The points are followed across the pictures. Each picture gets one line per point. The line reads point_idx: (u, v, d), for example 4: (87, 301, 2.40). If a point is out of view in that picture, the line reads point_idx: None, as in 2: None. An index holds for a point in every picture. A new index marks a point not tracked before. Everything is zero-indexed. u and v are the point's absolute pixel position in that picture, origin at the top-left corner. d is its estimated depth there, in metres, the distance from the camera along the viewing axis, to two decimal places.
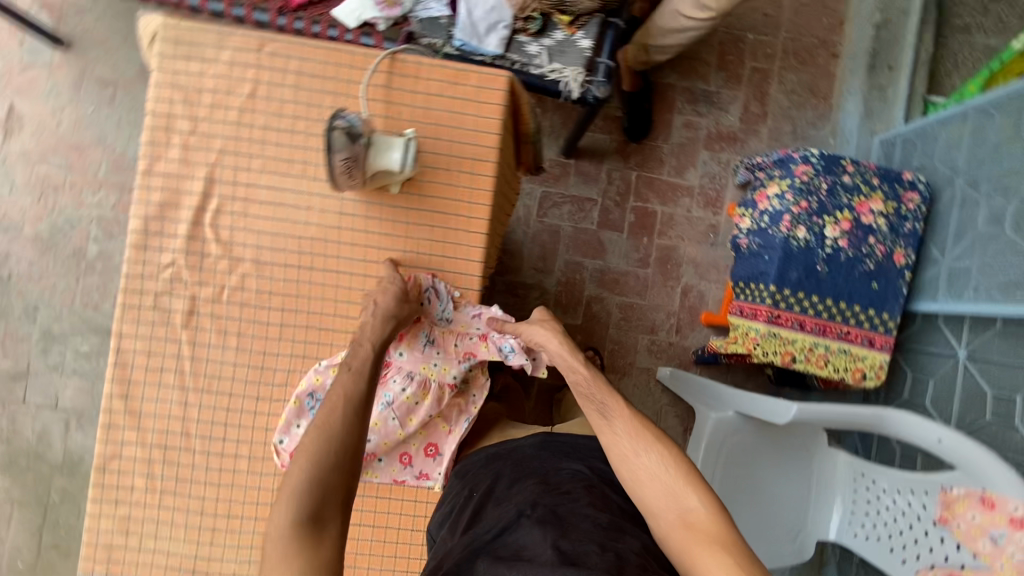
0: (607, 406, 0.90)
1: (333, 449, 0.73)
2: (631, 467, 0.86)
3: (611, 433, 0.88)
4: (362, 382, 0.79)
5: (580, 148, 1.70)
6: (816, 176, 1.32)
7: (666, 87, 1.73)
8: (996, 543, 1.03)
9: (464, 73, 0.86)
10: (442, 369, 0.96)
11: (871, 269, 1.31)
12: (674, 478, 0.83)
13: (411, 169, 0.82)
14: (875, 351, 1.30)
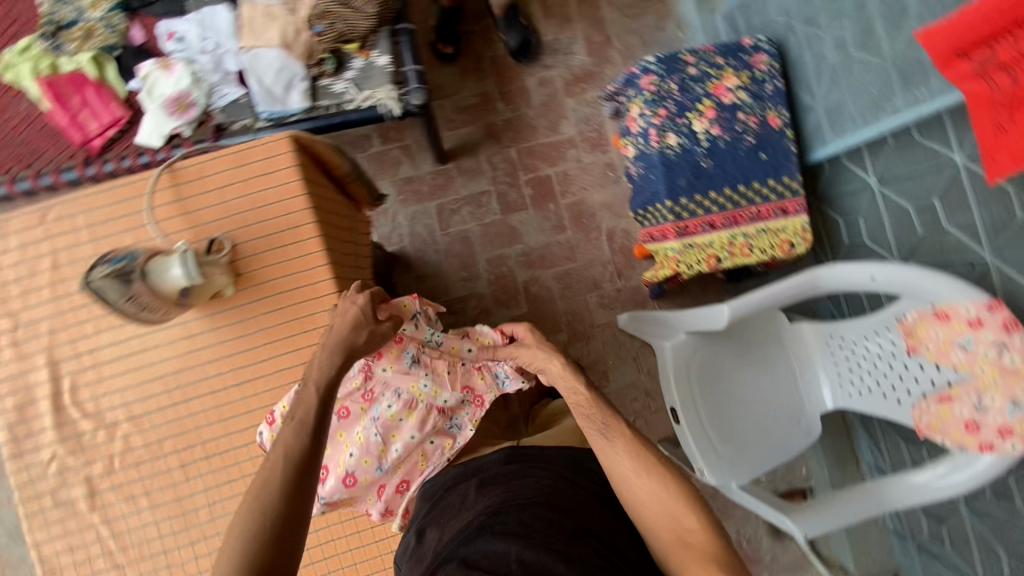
0: (608, 427, 0.97)
1: (273, 507, 0.72)
2: (627, 489, 0.93)
3: (611, 449, 0.95)
4: (304, 435, 0.76)
5: (452, 150, 1.68)
6: (662, 80, 1.30)
7: (506, 56, 1.70)
8: (967, 350, 1.03)
9: (245, 152, 0.83)
10: (431, 392, 1.12)
11: (753, 142, 1.28)
12: (672, 499, 0.90)
13: (200, 276, 0.76)
14: (791, 218, 1.29)
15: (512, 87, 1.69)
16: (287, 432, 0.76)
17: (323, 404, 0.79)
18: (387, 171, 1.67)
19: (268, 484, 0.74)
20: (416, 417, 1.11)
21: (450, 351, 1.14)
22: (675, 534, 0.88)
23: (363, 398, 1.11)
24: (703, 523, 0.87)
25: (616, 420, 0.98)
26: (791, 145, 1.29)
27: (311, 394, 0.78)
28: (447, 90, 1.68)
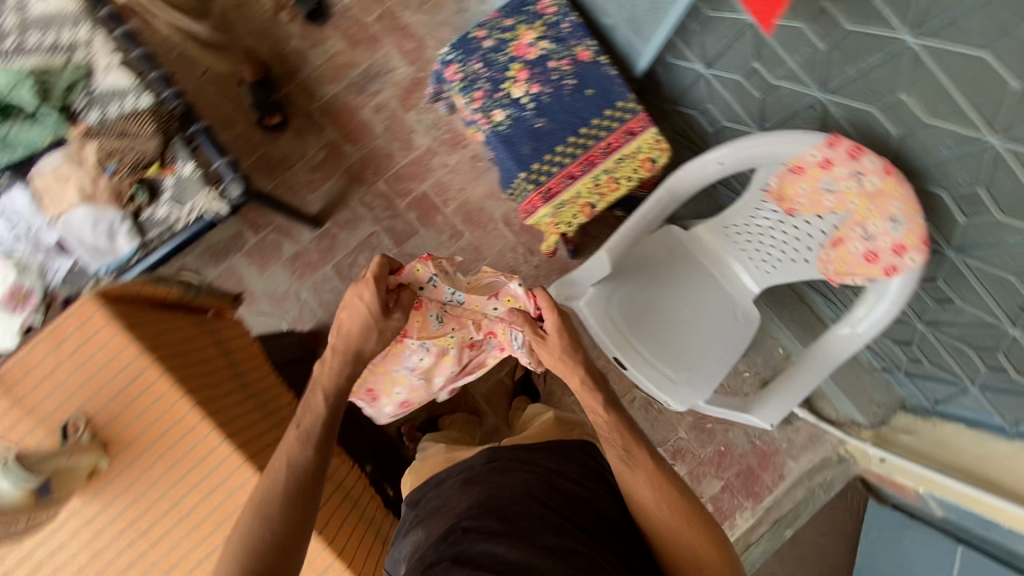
0: (631, 451, 0.91)
1: (284, 511, 0.77)
2: (645, 517, 0.89)
3: (633, 479, 0.89)
4: (310, 448, 0.82)
5: (325, 209, 1.66)
6: (466, 65, 1.29)
7: (334, 100, 1.68)
8: (832, 191, 1.02)
9: (58, 330, 0.83)
10: (458, 338, 1.15)
11: (573, 84, 1.28)
12: (692, 527, 0.86)
13: (36, 476, 0.75)
14: (641, 136, 1.28)
15: (352, 125, 1.68)
16: (291, 443, 0.83)
17: (329, 415, 0.87)
18: (273, 256, 1.65)
19: (273, 489, 0.79)
20: (451, 359, 1.18)
21: (472, 306, 1.11)
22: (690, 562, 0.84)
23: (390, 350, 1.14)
24: (721, 553, 0.85)
25: (638, 447, 0.92)
26: (610, 70, 1.29)
27: (315, 406, 0.87)
28: (294, 155, 1.66)
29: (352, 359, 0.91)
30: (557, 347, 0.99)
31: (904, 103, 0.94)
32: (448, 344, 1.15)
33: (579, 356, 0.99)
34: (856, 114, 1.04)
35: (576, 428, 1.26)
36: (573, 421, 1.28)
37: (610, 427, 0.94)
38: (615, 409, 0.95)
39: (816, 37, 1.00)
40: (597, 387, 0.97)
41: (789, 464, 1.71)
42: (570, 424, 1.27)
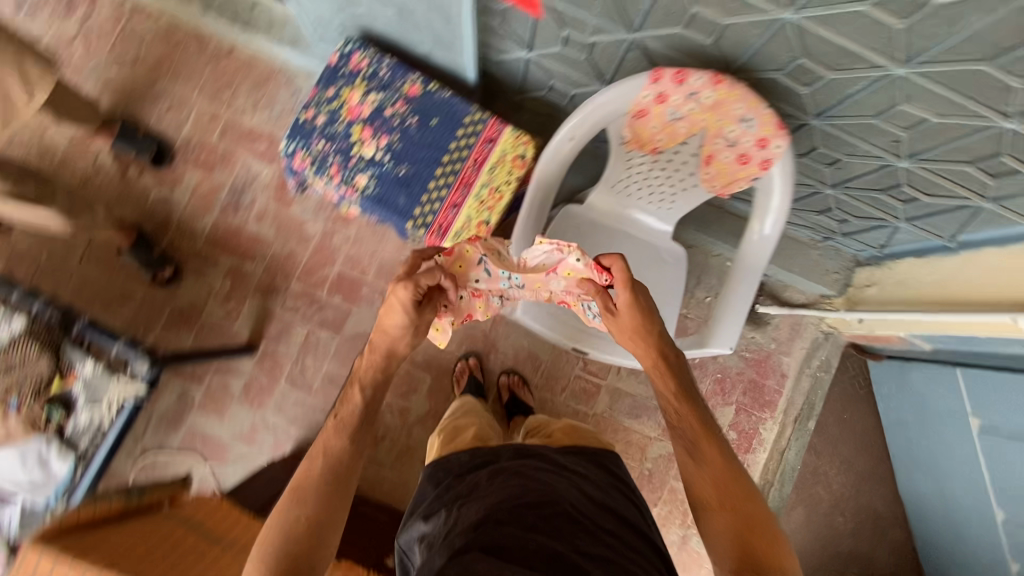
0: (698, 446, 0.94)
1: (320, 487, 0.86)
2: (708, 517, 0.87)
3: (703, 474, 0.90)
4: (341, 438, 0.93)
5: (255, 329, 1.65)
6: (309, 148, 1.28)
7: (216, 227, 1.67)
8: (678, 117, 1.03)
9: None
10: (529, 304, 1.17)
11: (417, 121, 1.29)
12: (749, 527, 0.84)
13: None
14: (501, 139, 1.30)
15: (245, 243, 1.67)
16: (331, 433, 0.93)
17: (363, 410, 0.97)
18: (226, 398, 1.62)
19: (314, 473, 0.88)
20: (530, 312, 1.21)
21: (534, 286, 1.09)
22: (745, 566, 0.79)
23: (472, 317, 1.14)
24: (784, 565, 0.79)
25: (707, 444, 0.94)
26: (444, 92, 1.29)
27: (353, 401, 0.98)
28: (202, 295, 1.65)
29: (386, 360, 1.02)
30: (626, 329, 1.05)
31: (700, 15, 0.96)
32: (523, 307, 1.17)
33: (651, 334, 1.03)
34: (670, 39, 1.05)
35: (593, 434, 1.20)
36: (592, 430, 1.22)
37: (685, 421, 0.97)
38: (690, 403, 0.99)
39: None
40: (667, 379, 1.03)
41: (786, 360, 1.70)
42: (587, 430, 1.22)
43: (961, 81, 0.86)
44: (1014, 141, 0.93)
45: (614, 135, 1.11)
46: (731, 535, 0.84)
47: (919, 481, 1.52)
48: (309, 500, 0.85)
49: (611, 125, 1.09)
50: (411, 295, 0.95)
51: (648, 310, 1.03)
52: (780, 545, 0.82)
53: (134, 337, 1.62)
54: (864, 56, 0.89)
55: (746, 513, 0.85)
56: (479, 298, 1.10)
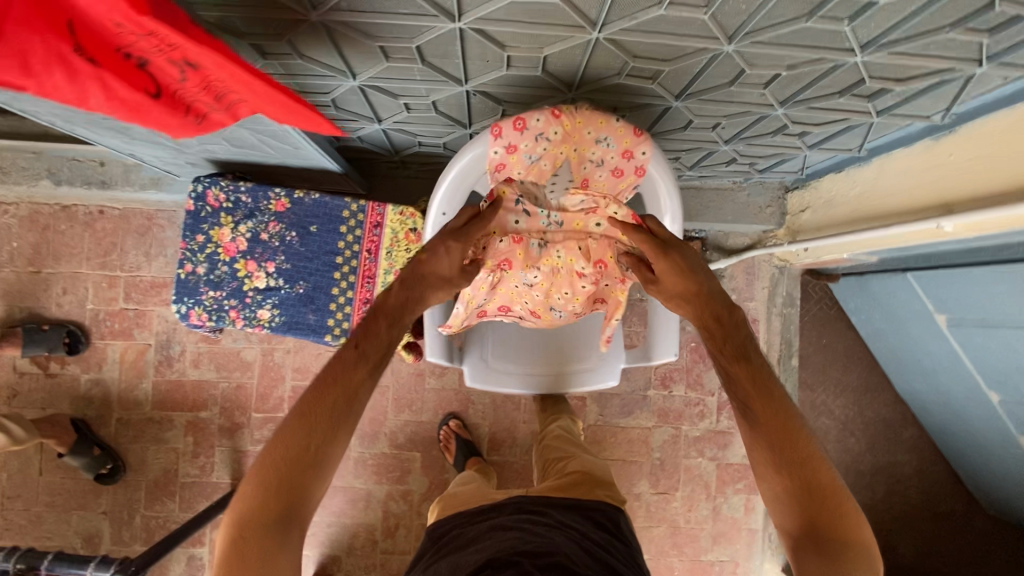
0: (753, 407, 0.84)
1: (323, 415, 0.78)
2: (767, 479, 0.82)
3: (764, 438, 0.82)
4: (358, 362, 0.81)
5: (235, 472, 1.62)
6: (200, 302, 1.22)
7: (157, 389, 1.62)
8: (535, 160, 0.97)
9: None
10: (567, 263, 1.08)
11: (297, 233, 1.23)
12: (819, 493, 0.79)
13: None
14: (387, 221, 1.24)
15: (192, 394, 1.63)
16: (349, 365, 0.81)
17: (386, 342, 0.85)
18: None
19: (333, 400, 0.78)
20: (560, 282, 1.10)
21: (572, 227, 1.05)
22: (804, 539, 0.77)
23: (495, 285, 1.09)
24: (844, 535, 0.76)
25: (761, 403, 0.84)
26: (311, 195, 1.22)
27: (377, 324, 0.85)
28: (172, 458, 1.62)
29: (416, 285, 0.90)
30: (670, 295, 0.95)
31: (517, 55, 0.89)
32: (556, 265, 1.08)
33: (700, 297, 0.92)
34: (502, 80, 0.99)
35: (602, 486, 1.15)
36: (602, 477, 1.17)
37: (737, 386, 0.86)
38: (744, 361, 0.87)
39: (407, 62, 0.93)
40: (717, 341, 0.90)
41: (752, 306, 1.66)
42: (597, 475, 1.17)
43: (792, 38, 0.80)
44: (873, 67, 0.87)
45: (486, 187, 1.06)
46: (789, 497, 0.80)
47: (913, 382, 1.52)
48: (318, 431, 0.77)
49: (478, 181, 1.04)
50: (459, 252, 0.94)
51: (688, 270, 0.92)
52: (842, 510, 0.78)
53: (123, 524, 1.60)
54: (690, 44, 0.82)
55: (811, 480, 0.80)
56: (516, 243, 1.05)
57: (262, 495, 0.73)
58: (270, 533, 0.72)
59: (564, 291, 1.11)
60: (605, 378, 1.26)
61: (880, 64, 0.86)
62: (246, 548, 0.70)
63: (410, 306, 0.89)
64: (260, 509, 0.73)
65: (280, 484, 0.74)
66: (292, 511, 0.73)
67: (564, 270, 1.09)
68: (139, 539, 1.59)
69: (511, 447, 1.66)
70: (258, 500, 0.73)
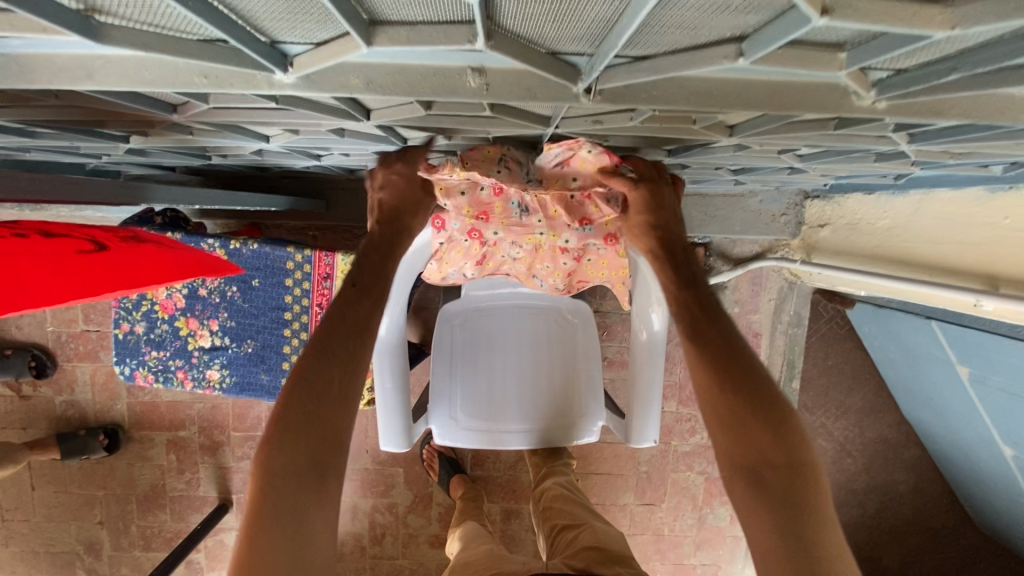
0: (698, 329, 0.68)
1: (342, 344, 0.62)
2: (713, 412, 0.64)
3: (710, 364, 0.65)
4: (365, 287, 0.67)
5: (220, 487, 1.64)
6: (144, 362, 1.13)
7: (133, 409, 1.60)
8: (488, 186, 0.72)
9: None
10: (551, 236, 0.80)
11: (238, 286, 1.10)
12: (776, 420, 0.62)
13: None
14: (337, 272, 1.09)
15: (168, 415, 1.60)
16: (353, 298, 0.66)
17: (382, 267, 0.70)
18: (227, 553, 1.68)
19: (349, 327, 0.63)
20: (547, 253, 0.84)
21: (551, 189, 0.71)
22: (744, 470, 0.61)
23: (472, 260, 0.86)
24: (794, 460, 0.59)
25: (709, 330, 0.68)
26: (248, 245, 1.07)
27: (371, 258, 0.70)
28: (158, 474, 1.63)
29: (387, 216, 0.72)
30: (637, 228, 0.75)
31: (459, 134, 0.69)
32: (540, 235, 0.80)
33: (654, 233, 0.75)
34: (449, 145, 0.79)
35: (622, 564, 0.83)
36: (621, 551, 0.87)
37: (680, 312, 0.71)
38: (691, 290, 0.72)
39: (324, 134, 0.74)
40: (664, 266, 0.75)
41: (755, 320, 1.52)
42: (614, 550, 0.87)
43: (817, 133, 0.59)
44: (923, 150, 0.67)
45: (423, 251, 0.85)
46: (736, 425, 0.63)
47: (921, 413, 1.41)
48: (341, 361, 0.61)
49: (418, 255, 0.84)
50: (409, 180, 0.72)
51: (655, 208, 0.72)
52: (795, 432, 0.61)
53: (121, 533, 1.65)
54: (679, 135, 0.63)
55: (762, 401, 0.63)
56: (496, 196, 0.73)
57: (290, 437, 0.57)
58: (303, 483, 0.55)
59: (547, 264, 0.86)
60: (582, 437, 1.19)
61: (933, 148, 0.65)
62: (281, 505, 0.54)
63: (399, 232, 0.73)
64: (288, 455, 0.56)
65: (312, 422, 0.58)
66: (325, 454, 0.57)
67: (546, 244, 0.82)
68: (138, 547, 1.65)
69: (494, 462, 1.63)
70: (283, 443, 0.56)
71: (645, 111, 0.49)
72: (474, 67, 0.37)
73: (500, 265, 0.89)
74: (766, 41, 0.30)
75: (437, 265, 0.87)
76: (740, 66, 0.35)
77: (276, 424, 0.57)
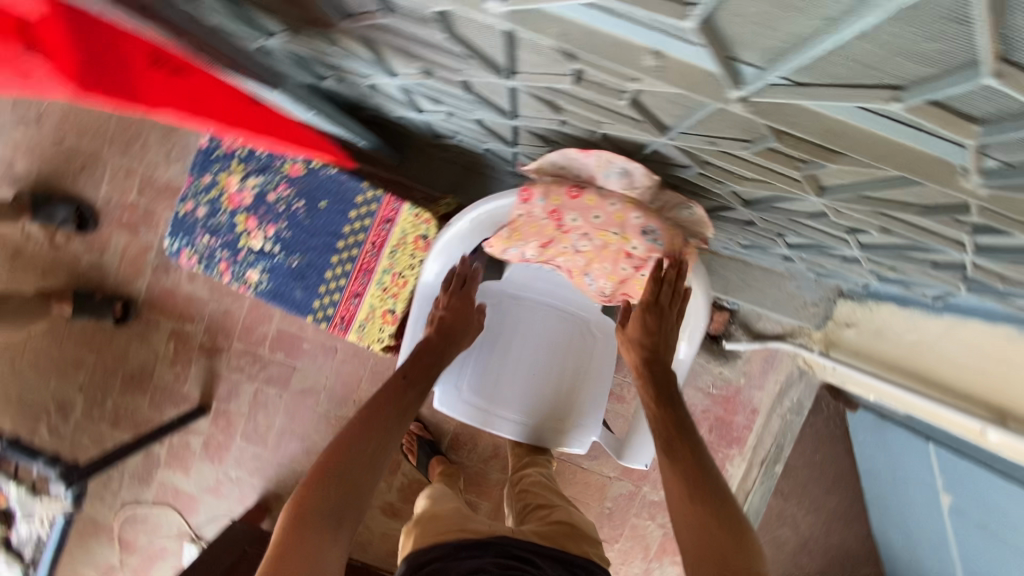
0: (670, 442, 0.78)
1: (383, 418, 0.81)
2: (679, 514, 0.71)
3: (671, 475, 0.74)
4: (410, 380, 0.88)
5: (205, 391, 1.67)
6: (194, 245, 1.18)
7: (148, 291, 1.64)
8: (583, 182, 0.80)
9: None
10: (620, 241, 0.84)
11: (305, 202, 1.16)
12: (733, 527, 0.68)
13: None
14: (399, 219, 1.15)
15: (180, 306, 1.64)
16: (400, 390, 0.87)
17: (429, 372, 0.92)
18: (188, 455, 1.69)
19: (392, 410, 0.83)
20: (612, 257, 0.87)
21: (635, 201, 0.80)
22: (703, 566, 0.65)
23: (538, 241, 0.89)
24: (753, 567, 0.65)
25: (682, 444, 0.77)
26: (330, 169, 1.14)
27: (425, 361, 0.92)
28: (149, 359, 1.66)
29: (446, 339, 0.95)
30: (628, 342, 0.87)
31: (573, 120, 0.75)
32: (612, 241, 0.84)
33: (641, 352, 0.85)
34: (553, 130, 0.85)
35: (589, 544, 0.99)
36: (589, 533, 1.01)
37: (659, 426, 0.81)
38: (667, 407, 0.81)
39: (449, 83, 0.79)
40: (646, 382, 0.84)
41: (756, 396, 1.56)
42: (584, 531, 1.01)
43: (899, 218, 0.65)
44: (981, 266, 0.72)
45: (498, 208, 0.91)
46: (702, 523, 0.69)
47: (891, 532, 1.43)
48: (378, 430, 0.79)
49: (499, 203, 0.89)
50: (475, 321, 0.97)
51: (653, 330, 0.84)
52: (752, 541, 0.67)
53: (96, 404, 1.68)
54: (774, 183, 0.68)
55: (725, 510, 0.70)
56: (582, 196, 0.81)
57: (326, 482, 0.73)
58: (325, 522, 0.70)
59: (605, 266, 0.89)
60: (571, 445, 1.23)
61: (993, 266, 0.71)
62: (306, 534, 0.69)
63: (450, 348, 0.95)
64: (321, 496, 0.72)
65: (345, 471, 0.74)
66: (347, 502, 0.73)
67: (613, 246, 0.85)
68: (107, 422, 1.68)
69: (470, 451, 1.65)
70: (321, 486, 0.73)
71: (767, 141, 0.55)
72: (655, 51, 0.43)
73: (560, 255, 0.93)
74: (927, 91, 0.35)
75: (507, 235, 0.90)
76: (870, 110, 0.40)
77: (319, 469, 0.75)
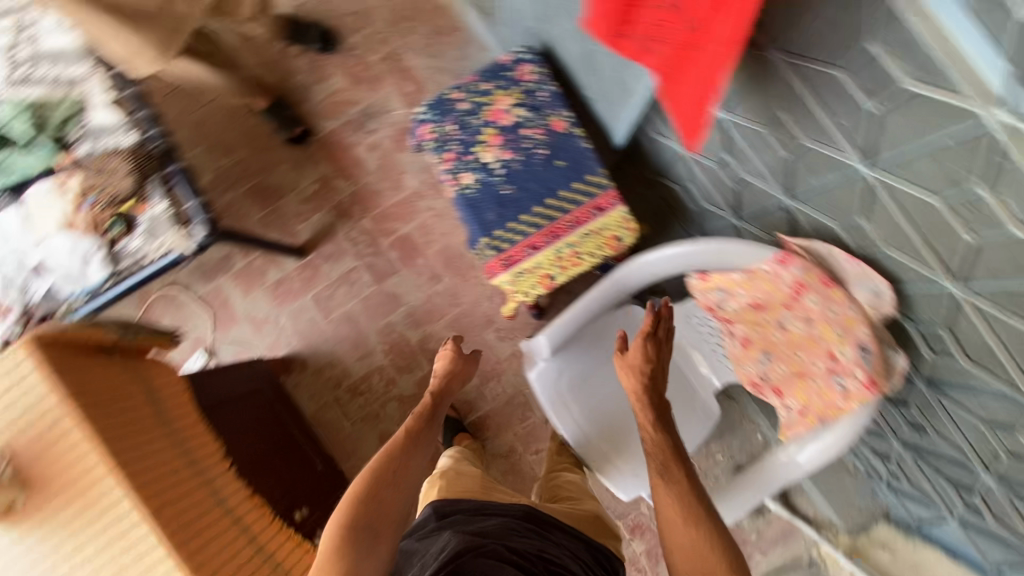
0: (660, 466, 0.84)
1: (404, 442, 0.93)
2: (672, 526, 0.78)
3: (667, 498, 0.80)
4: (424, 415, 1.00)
5: (311, 240, 1.72)
6: (440, 126, 1.30)
7: (330, 134, 1.74)
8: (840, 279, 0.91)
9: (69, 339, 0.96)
10: (836, 343, 0.92)
11: (547, 153, 1.26)
12: (719, 540, 0.76)
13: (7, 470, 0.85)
14: (609, 214, 1.25)
15: (345, 162, 1.73)
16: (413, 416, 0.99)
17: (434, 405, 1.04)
18: (257, 281, 1.72)
19: (407, 436, 0.94)
20: (811, 350, 0.95)
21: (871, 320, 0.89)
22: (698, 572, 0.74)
23: (757, 297, 1.01)
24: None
25: (675, 462, 0.84)
26: (584, 142, 1.26)
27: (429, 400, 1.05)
28: (287, 184, 1.73)
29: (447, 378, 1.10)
30: (629, 367, 0.97)
31: (863, 229, 0.85)
32: (827, 338, 0.93)
33: (642, 379, 0.94)
34: (821, 229, 0.95)
35: (609, 534, 1.06)
36: (611, 528, 1.09)
37: (654, 450, 0.87)
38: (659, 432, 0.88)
39: (778, 144, 0.90)
40: (645, 407, 0.92)
41: (755, 557, 1.55)
42: (607, 526, 1.08)
43: None
44: None
45: (737, 253, 1.03)
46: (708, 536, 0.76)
47: None
48: (399, 448, 0.92)
49: (743, 251, 1.02)
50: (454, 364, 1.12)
51: (653, 357, 0.96)
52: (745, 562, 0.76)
53: (218, 189, 1.73)
54: (1013, 373, 0.75)
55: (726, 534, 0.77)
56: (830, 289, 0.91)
57: (354, 505, 0.84)
58: (361, 538, 0.81)
59: (798, 353, 0.97)
60: (618, 488, 1.22)
61: None
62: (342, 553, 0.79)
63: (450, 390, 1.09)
64: (353, 515, 0.83)
65: (371, 489, 0.86)
66: (378, 520, 0.83)
67: (823, 342, 0.94)
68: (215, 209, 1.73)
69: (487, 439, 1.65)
70: (357, 508, 0.83)
71: None
72: None
73: (759, 322, 1.02)
74: None
75: (738, 278, 1.02)
76: None
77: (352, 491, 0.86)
